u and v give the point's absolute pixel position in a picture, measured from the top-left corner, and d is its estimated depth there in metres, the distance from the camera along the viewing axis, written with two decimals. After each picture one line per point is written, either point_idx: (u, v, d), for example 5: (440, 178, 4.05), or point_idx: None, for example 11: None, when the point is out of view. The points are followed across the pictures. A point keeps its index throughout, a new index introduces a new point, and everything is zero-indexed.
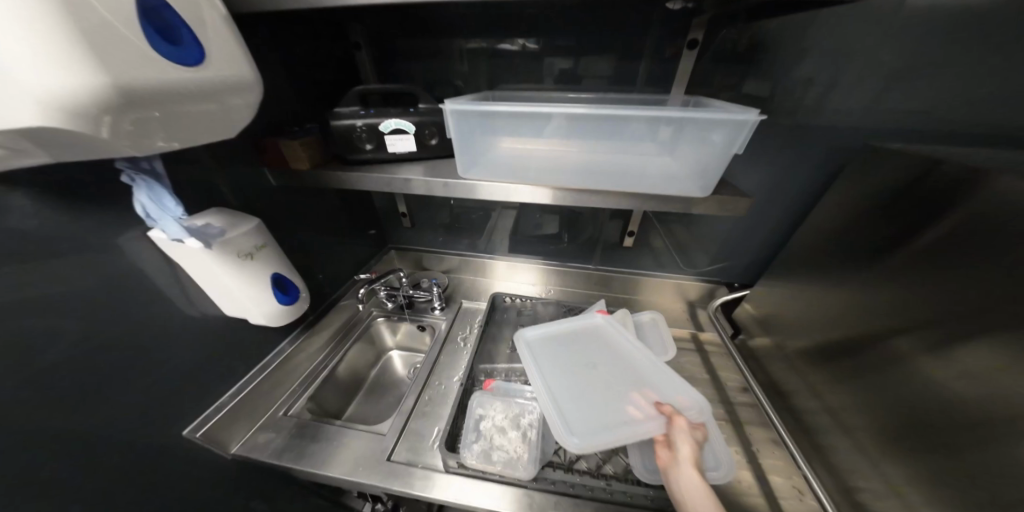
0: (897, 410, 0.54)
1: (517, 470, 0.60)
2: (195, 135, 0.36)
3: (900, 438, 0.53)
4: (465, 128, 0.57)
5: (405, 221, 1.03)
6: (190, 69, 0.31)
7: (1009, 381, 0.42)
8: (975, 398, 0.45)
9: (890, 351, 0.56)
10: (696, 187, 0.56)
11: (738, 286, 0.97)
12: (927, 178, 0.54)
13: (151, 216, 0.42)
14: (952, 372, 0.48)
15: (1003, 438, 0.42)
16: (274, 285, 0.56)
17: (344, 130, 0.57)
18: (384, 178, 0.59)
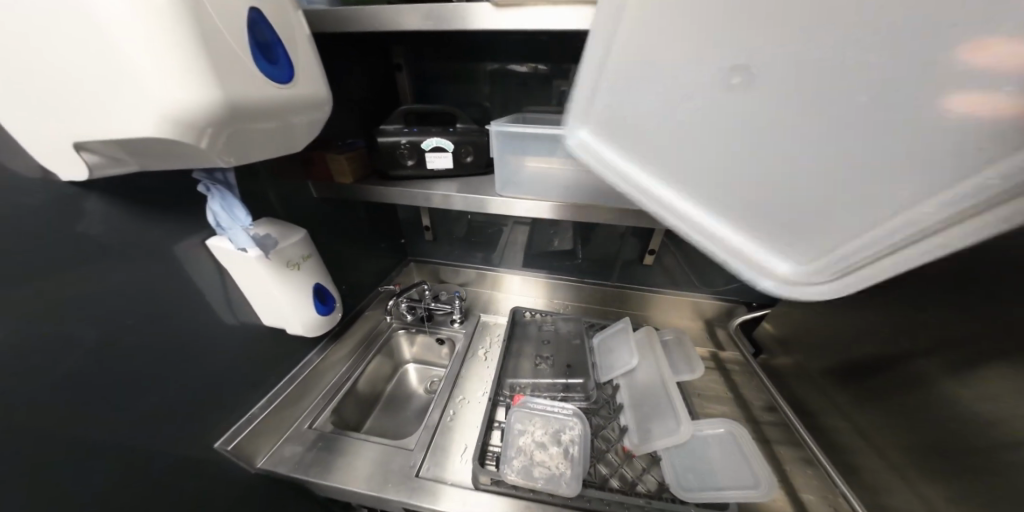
0: (927, 433, 0.55)
1: (561, 486, 0.60)
2: (279, 148, 0.41)
3: (932, 462, 0.54)
4: (504, 147, 0.59)
5: (426, 235, 1.05)
6: (276, 85, 0.35)
7: None
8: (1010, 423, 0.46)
9: (920, 373, 0.57)
10: None
11: (756, 304, 0.98)
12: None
13: (221, 225, 0.45)
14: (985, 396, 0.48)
15: None
16: (316, 295, 0.58)
17: (389, 146, 0.60)
18: (424, 193, 0.62)
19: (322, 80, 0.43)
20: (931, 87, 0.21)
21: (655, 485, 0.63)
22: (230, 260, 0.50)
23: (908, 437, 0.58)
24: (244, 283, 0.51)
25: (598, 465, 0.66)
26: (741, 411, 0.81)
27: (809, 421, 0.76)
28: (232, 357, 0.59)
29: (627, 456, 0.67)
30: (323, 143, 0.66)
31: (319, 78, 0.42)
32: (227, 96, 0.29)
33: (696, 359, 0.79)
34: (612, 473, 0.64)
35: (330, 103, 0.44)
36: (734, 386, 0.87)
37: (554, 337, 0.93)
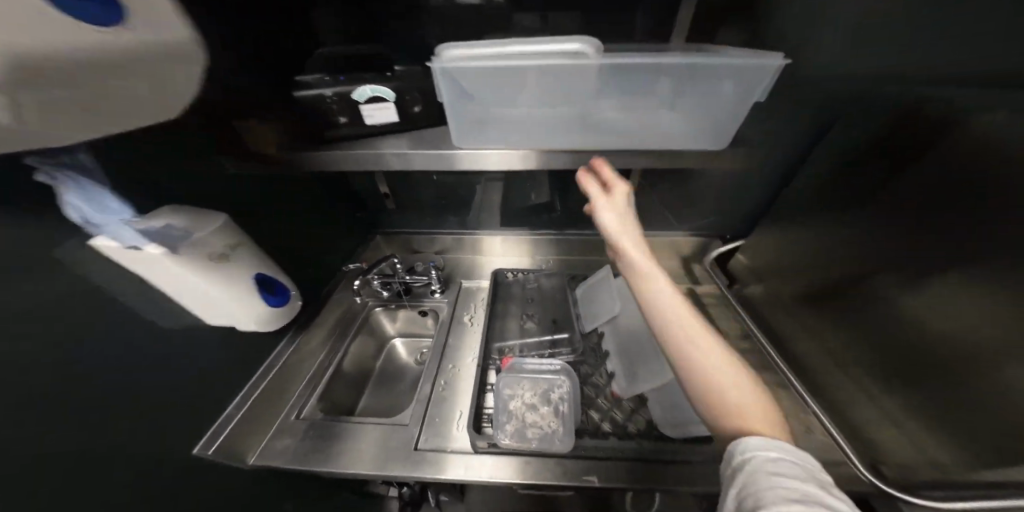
0: (892, 345, 0.57)
1: (555, 442, 0.61)
2: (130, 112, 0.31)
3: (891, 372, 0.57)
4: (454, 90, 0.49)
5: (388, 203, 0.95)
6: (101, 31, 0.26)
7: (985, 309, 0.45)
8: (961, 334, 0.47)
9: (873, 288, 0.60)
10: (709, 140, 0.55)
11: (731, 236, 0.98)
12: (921, 114, 0.55)
13: (93, 221, 0.39)
14: (944, 305, 0.49)
15: (990, 364, 0.44)
16: (260, 286, 0.52)
17: (314, 100, 0.49)
18: (365, 154, 0.53)
19: (183, 12, 0.32)
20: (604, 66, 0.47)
21: (644, 424, 0.65)
22: (131, 265, 0.43)
23: (874, 348, 0.60)
24: (164, 285, 0.46)
25: (591, 411, 0.68)
26: None
27: (780, 341, 0.80)
28: (202, 363, 0.54)
29: (617, 399, 0.69)
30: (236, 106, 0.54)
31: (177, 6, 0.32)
32: (7, 46, 0.21)
33: None
34: (604, 418, 0.67)
35: (202, 50, 0.35)
36: (712, 319, 0.90)
37: (537, 295, 0.91)
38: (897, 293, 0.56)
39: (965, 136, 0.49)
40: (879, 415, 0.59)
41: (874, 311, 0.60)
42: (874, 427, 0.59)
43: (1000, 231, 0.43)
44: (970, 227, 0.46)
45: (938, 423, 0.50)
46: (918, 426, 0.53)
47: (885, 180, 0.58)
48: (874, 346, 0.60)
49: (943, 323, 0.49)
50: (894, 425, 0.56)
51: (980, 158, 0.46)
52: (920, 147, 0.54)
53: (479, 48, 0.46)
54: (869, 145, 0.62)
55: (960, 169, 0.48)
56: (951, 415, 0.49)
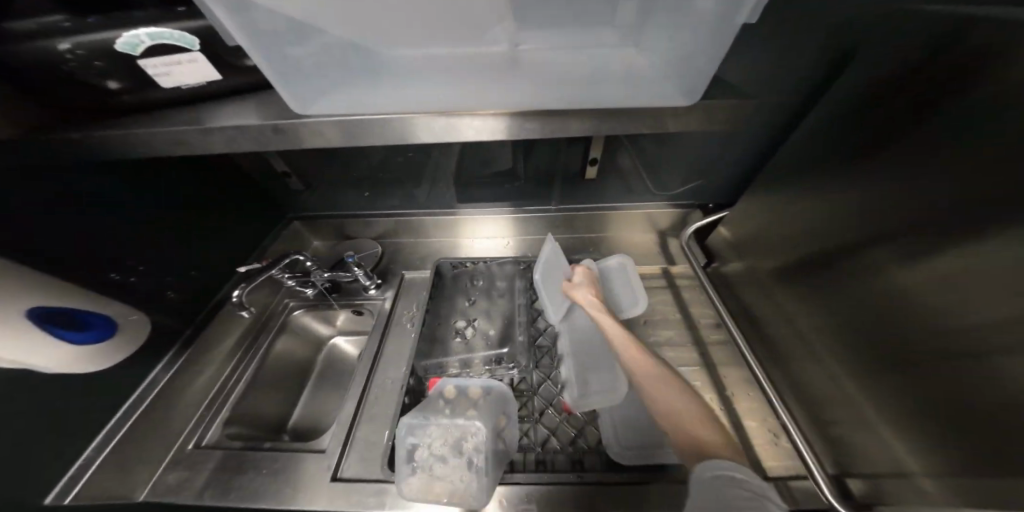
0: (871, 343, 0.47)
1: (470, 499, 0.48)
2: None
3: (869, 376, 0.48)
4: (264, 27, 0.31)
5: (292, 184, 0.78)
6: None
7: (992, 304, 0.33)
8: (960, 330, 0.37)
9: (857, 272, 0.49)
10: (678, 93, 0.38)
11: (713, 207, 0.84)
12: (946, 48, 0.38)
13: None
14: (944, 298, 0.38)
15: (985, 367, 0.34)
16: (57, 325, 0.41)
17: (48, 60, 0.32)
18: (170, 132, 0.37)
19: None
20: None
21: (594, 440, 0.57)
22: None
23: (848, 342, 0.51)
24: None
25: (538, 426, 0.58)
26: (690, 333, 0.75)
27: (757, 331, 0.70)
28: (9, 415, 0.42)
29: (567, 413, 0.60)
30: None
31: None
32: None
33: (640, 293, 0.65)
34: (552, 433, 0.58)
35: None
36: (684, 305, 0.80)
37: (487, 289, 0.77)
38: (880, 278, 0.45)
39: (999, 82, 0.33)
40: (849, 415, 0.51)
41: (851, 301, 0.50)
42: (843, 426, 0.52)
43: (1003, 212, 0.32)
44: (971, 206, 0.35)
45: (909, 430, 0.42)
46: (896, 439, 0.44)
47: (877, 141, 0.45)
48: (848, 342, 0.51)
49: (936, 316, 0.39)
50: (865, 427, 0.48)
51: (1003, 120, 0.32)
52: (927, 100, 0.39)
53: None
54: (872, 94, 0.46)
55: (987, 113, 0.34)
56: (926, 421, 0.40)
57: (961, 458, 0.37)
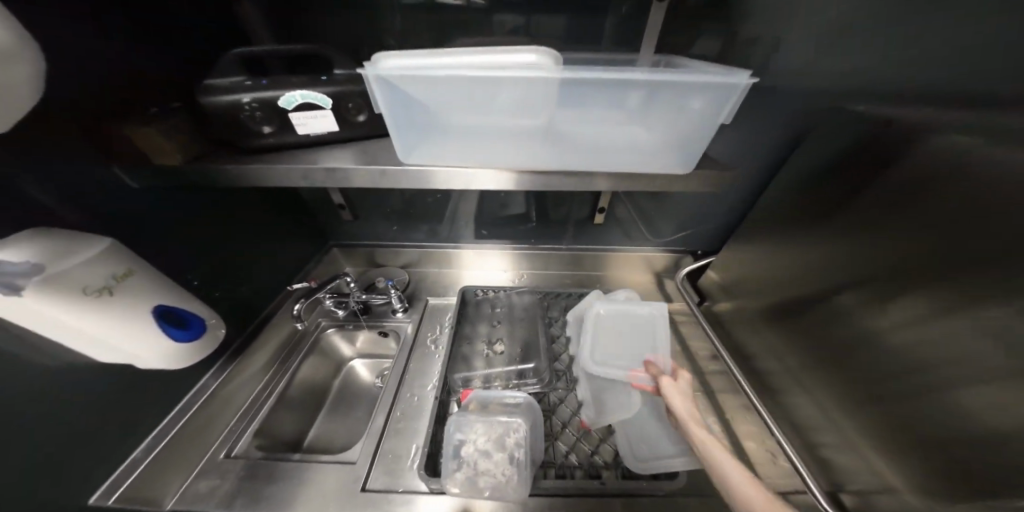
0: (847, 366, 0.56)
1: (509, 493, 0.53)
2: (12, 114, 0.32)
3: (846, 395, 0.56)
4: (396, 99, 0.45)
5: (343, 214, 0.88)
6: None
7: (950, 321, 0.43)
8: (912, 348, 0.47)
9: (833, 307, 0.59)
10: (678, 163, 0.52)
11: (702, 253, 0.97)
12: (875, 138, 0.54)
13: None
14: (898, 321, 0.49)
15: (947, 378, 0.43)
16: (161, 319, 0.44)
17: (231, 107, 0.45)
18: (295, 167, 0.47)
19: (8, 19, 0.30)
20: (568, 93, 0.46)
21: (611, 455, 0.62)
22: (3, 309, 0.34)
23: (829, 368, 0.59)
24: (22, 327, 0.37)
25: (557, 442, 0.63)
26: (689, 363, 0.83)
27: (747, 363, 0.78)
28: (93, 398, 0.46)
29: (585, 430, 0.65)
30: (131, 88, 0.49)
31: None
32: None
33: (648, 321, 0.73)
34: (571, 450, 0.62)
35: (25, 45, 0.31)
36: (684, 338, 0.89)
37: (507, 315, 0.85)
38: (852, 312, 0.56)
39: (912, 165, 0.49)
40: (836, 439, 0.57)
41: (825, 331, 0.61)
42: (831, 449, 0.58)
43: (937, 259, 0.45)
44: (909, 252, 0.48)
45: (888, 443, 0.50)
46: (872, 449, 0.51)
47: (833, 204, 0.59)
48: (826, 366, 0.60)
49: (894, 338, 0.49)
50: (846, 446, 0.55)
51: (924, 184, 0.47)
52: (868, 175, 0.54)
53: (422, 60, 0.43)
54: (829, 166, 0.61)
55: (911, 185, 0.48)
56: (899, 427, 0.48)
57: (942, 470, 0.43)
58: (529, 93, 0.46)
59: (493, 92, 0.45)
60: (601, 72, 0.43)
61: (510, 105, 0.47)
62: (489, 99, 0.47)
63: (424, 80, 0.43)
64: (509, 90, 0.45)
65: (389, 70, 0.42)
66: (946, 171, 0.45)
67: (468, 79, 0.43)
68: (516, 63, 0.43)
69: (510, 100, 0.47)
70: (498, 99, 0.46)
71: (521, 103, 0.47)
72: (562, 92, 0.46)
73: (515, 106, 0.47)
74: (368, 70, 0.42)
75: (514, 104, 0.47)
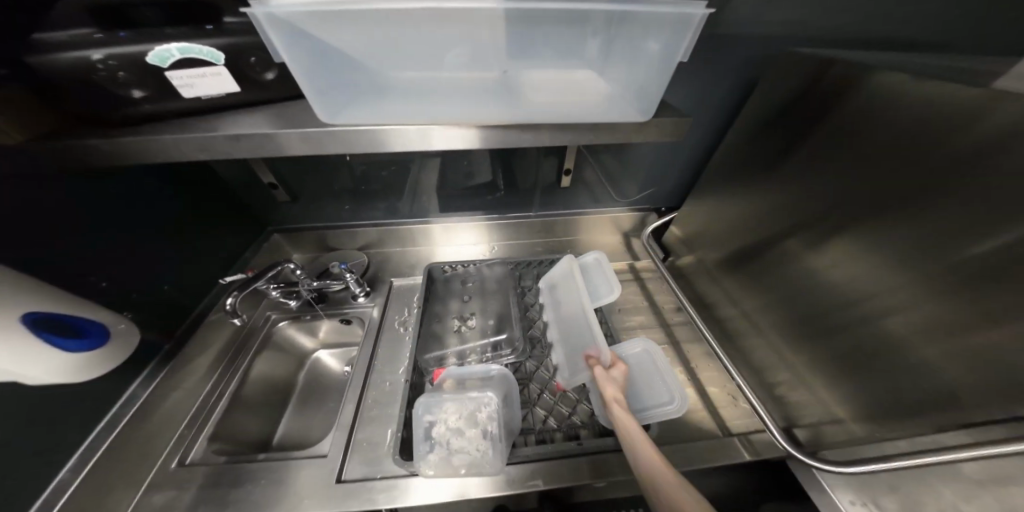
0: (794, 307, 0.59)
1: (485, 467, 0.53)
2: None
3: (795, 332, 0.59)
4: (302, 47, 0.37)
5: (280, 195, 0.79)
6: None
7: (881, 260, 0.45)
8: (849, 284, 0.49)
9: (781, 251, 0.61)
10: (634, 110, 0.48)
11: (667, 210, 0.97)
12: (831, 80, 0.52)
13: None
14: (840, 264, 0.50)
15: (878, 314, 0.46)
16: (48, 332, 0.38)
17: (76, 67, 0.35)
18: (192, 138, 0.39)
19: None
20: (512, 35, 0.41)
21: (588, 415, 0.63)
22: None
23: (782, 312, 0.62)
24: None
25: (535, 408, 0.63)
26: (656, 318, 0.85)
27: (710, 313, 0.81)
28: None
29: (561, 392, 0.66)
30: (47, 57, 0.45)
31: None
32: None
33: (615, 280, 0.73)
34: (549, 413, 0.63)
35: None
36: (650, 295, 0.91)
37: (479, 288, 0.82)
38: (800, 256, 0.57)
39: (867, 106, 0.47)
40: (788, 377, 0.61)
41: (776, 275, 0.63)
42: (785, 387, 0.61)
43: (878, 194, 0.45)
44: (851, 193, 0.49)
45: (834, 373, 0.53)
46: (818, 378, 0.55)
47: (785, 147, 0.59)
48: (777, 309, 0.63)
49: (830, 273, 0.52)
50: (799, 385, 0.59)
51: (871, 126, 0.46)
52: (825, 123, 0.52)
53: None
54: (777, 113, 0.61)
55: (851, 122, 0.49)
56: (838, 358, 0.52)
57: (874, 389, 0.47)
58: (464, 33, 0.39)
59: (421, 32, 0.39)
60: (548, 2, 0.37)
61: (446, 49, 0.41)
62: (419, 42, 0.40)
63: (334, 20, 0.36)
64: (442, 29, 0.39)
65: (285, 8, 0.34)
66: (883, 113, 0.45)
67: (391, 18, 0.36)
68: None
69: (444, 41, 0.40)
70: (430, 42, 0.40)
71: (458, 47, 0.41)
72: (508, 30, 0.40)
73: (451, 50, 0.41)
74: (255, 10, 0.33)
75: (451, 46, 0.41)
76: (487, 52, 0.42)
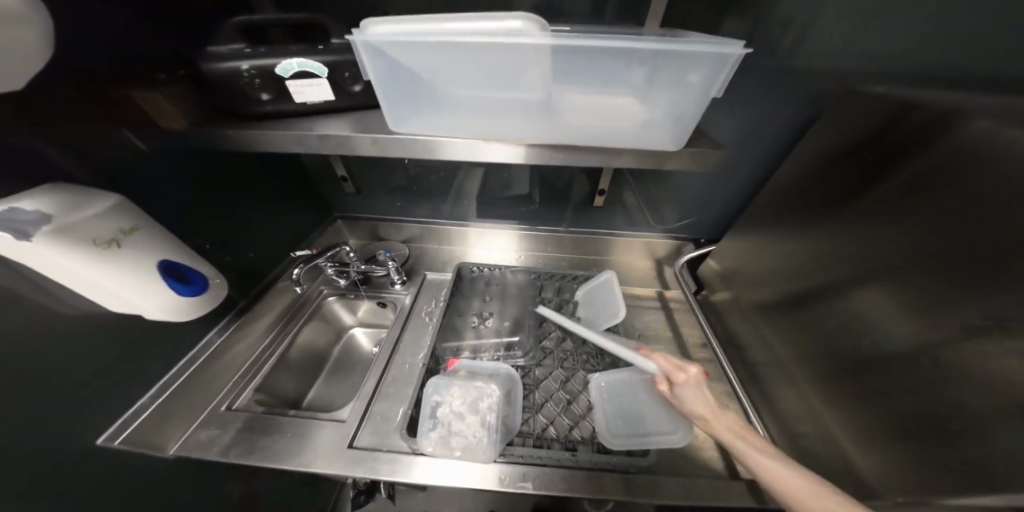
0: (830, 363, 0.55)
1: (477, 455, 0.57)
2: (22, 74, 0.34)
3: (828, 386, 0.55)
4: (386, 67, 0.46)
5: (347, 187, 0.91)
6: None
7: (934, 322, 0.42)
8: (895, 343, 0.46)
9: (821, 298, 0.58)
10: (669, 139, 0.50)
11: (704, 242, 0.95)
12: (896, 124, 0.49)
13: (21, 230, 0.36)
14: (885, 317, 0.47)
15: (924, 383, 0.42)
16: (168, 276, 0.48)
17: (229, 75, 0.46)
18: (293, 135, 0.49)
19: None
20: (560, 66, 0.45)
21: (589, 432, 0.64)
22: (20, 255, 0.36)
23: (817, 363, 0.58)
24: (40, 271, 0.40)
25: (538, 415, 0.65)
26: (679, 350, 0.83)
27: (738, 354, 0.78)
28: (113, 342, 0.50)
29: (565, 404, 0.67)
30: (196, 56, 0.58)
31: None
32: None
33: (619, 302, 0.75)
34: (551, 422, 0.65)
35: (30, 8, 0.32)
36: (676, 325, 0.89)
37: (502, 292, 0.86)
38: (839, 305, 0.55)
39: (929, 155, 0.44)
40: (818, 431, 0.57)
41: (813, 321, 0.59)
42: (812, 443, 0.57)
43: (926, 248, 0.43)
44: (896, 245, 0.46)
45: (866, 435, 0.49)
46: (851, 441, 0.51)
47: (833, 190, 0.57)
48: (811, 361, 0.59)
49: (874, 326, 0.49)
50: (827, 442, 0.55)
51: (929, 176, 0.44)
52: (881, 168, 0.49)
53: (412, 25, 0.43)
54: (836, 153, 0.58)
55: (904, 168, 0.47)
56: (875, 424, 0.48)
57: (914, 460, 0.43)
58: (518, 63, 0.45)
59: (482, 59, 0.45)
60: (593, 38, 0.41)
61: (502, 75, 0.47)
62: (479, 68, 0.46)
63: (412, 47, 0.44)
64: (499, 58, 0.45)
65: (375, 37, 0.42)
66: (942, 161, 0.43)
67: (455, 46, 0.43)
68: (505, 29, 0.42)
69: (501, 69, 0.46)
70: (488, 69, 0.46)
71: (511, 75, 0.47)
72: (557, 60, 0.44)
73: (506, 76, 0.47)
74: (355, 38, 0.43)
75: (507, 73, 0.46)
76: (537, 79, 0.47)
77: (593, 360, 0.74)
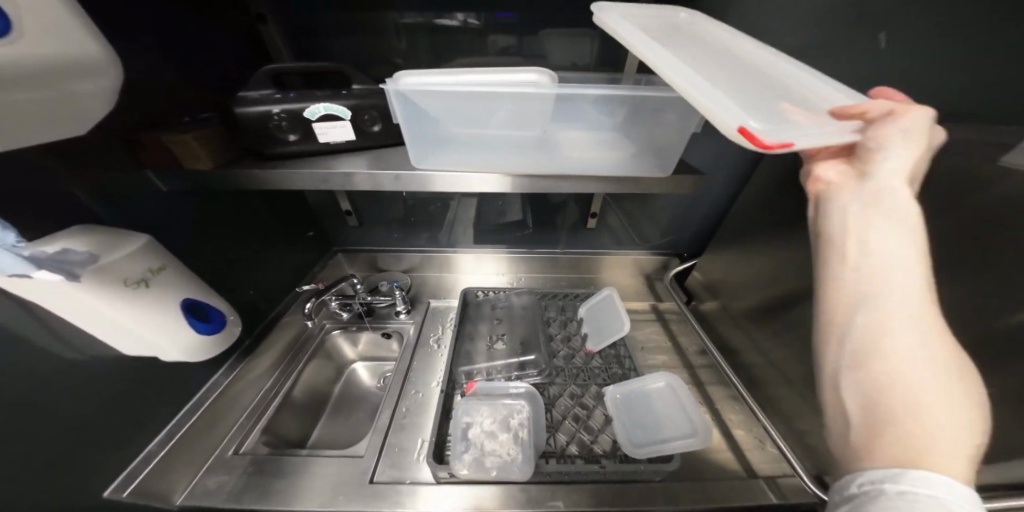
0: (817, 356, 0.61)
1: (513, 470, 0.58)
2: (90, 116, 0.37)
3: None
4: (413, 111, 0.50)
5: (349, 220, 0.93)
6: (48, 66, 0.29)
7: None
8: None
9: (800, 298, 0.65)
10: (655, 166, 0.57)
11: (688, 255, 1.03)
12: None
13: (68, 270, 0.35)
14: None
15: None
16: (189, 313, 0.47)
17: (261, 118, 0.49)
18: (318, 173, 0.52)
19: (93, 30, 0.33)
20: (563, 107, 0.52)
21: (610, 445, 0.65)
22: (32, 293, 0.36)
23: (806, 357, 0.64)
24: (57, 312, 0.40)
25: (558, 434, 0.66)
26: (679, 359, 0.87)
27: (733, 357, 0.83)
28: (122, 388, 0.48)
29: (582, 420, 0.69)
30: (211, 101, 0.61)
31: (83, 20, 0.32)
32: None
33: (625, 316, 0.78)
34: (571, 440, 0.65)
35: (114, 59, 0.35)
36: (674, 335, 0.93)
37: (506, 314, 0.89)
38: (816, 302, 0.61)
39: None
40: (816, 422, 0.61)
41: (796, 319, 0.66)
42: (814, 434, 0.61)
43: None
44: None
45: None
46: None
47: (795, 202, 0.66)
48: (801, 356, 0.65)
49: None
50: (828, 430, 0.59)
51: None
52: None
53: (438, 77, 0.49)
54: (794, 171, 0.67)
55: None
56: None
57: None
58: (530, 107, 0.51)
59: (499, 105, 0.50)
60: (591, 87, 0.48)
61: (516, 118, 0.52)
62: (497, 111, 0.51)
63: (439, 95, 0.49)
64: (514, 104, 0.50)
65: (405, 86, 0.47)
66: None
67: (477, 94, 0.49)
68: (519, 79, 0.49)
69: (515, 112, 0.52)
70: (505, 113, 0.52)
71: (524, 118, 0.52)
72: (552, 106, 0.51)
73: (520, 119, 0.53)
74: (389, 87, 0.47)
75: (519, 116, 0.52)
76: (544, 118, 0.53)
77: (604, 375, 0.77)
